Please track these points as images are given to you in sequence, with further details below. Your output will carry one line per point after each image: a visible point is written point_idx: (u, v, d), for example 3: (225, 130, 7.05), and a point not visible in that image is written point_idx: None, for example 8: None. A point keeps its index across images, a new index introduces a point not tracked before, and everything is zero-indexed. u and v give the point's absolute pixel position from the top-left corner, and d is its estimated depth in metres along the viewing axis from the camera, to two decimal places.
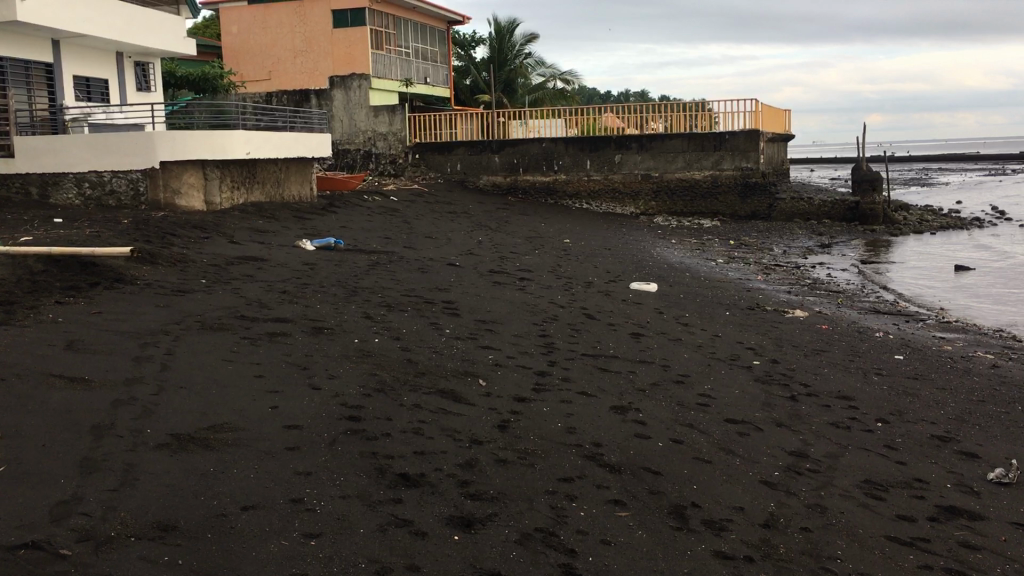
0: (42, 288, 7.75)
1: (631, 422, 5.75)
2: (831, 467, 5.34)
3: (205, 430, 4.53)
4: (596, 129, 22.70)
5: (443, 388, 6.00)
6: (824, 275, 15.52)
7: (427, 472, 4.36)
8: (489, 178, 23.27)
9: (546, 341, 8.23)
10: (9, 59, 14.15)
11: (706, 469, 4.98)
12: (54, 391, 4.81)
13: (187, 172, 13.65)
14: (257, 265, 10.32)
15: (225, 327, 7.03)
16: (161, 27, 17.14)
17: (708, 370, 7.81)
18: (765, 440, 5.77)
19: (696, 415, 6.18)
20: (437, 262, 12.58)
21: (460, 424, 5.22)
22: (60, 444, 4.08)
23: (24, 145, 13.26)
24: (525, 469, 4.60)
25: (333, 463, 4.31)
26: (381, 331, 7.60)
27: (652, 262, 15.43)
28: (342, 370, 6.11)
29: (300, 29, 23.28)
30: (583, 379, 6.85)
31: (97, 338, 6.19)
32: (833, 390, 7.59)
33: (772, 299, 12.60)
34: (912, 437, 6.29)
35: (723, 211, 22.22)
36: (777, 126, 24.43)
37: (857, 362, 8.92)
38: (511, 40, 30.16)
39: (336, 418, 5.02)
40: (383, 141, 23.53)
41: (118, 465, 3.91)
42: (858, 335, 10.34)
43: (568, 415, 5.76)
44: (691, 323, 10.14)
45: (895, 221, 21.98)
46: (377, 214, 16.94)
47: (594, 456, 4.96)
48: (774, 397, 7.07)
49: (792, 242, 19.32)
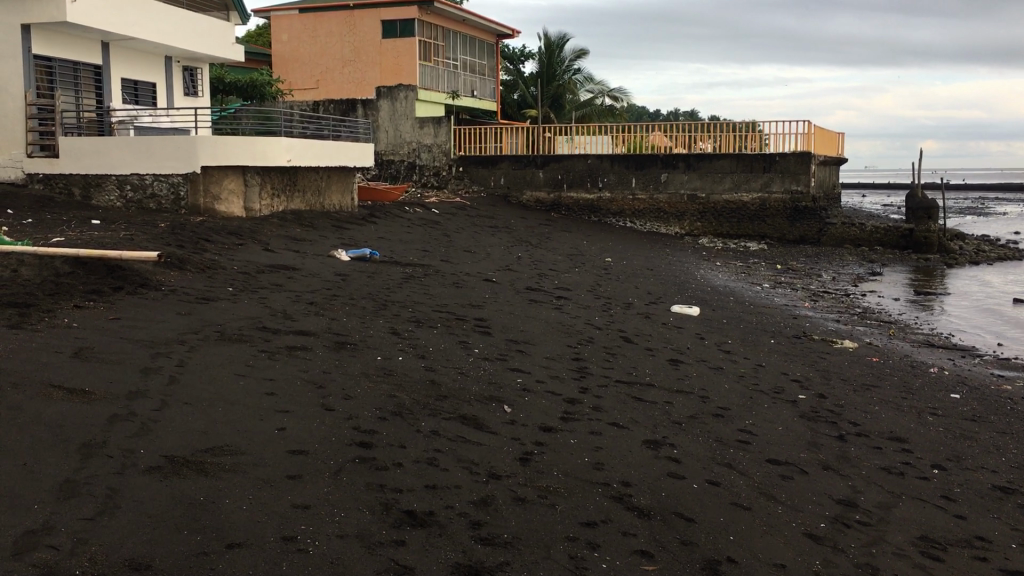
0: (64, 291, 7.55)
1: (664, 460, 5.33)
2: (883, 521, 4.86)
3: (202, 453, 4.22)
4: (642, 147, 22.37)
5: (465, 414, 5.63)
6: (874, 304, 14.89)
7: (437, 510, 4.00)
8: (533, 193, 22.94)
9: (580, 365, 7.82)
10: (58, 60, 14.15)
11: (744, 517, 4.55)
12: (49, 403, 4.53)
13: (227, 178, 13.33)
14: (288, 275, 10.08)
15: (244, 338, 6.75)
16: (210, 33, 17.10)
17: (750, 403, 7.34)
18: (811, 485, 5.31)
19: (736, 454, 5.73)
20: (473, 277, 12.25)
21: (478, 455, 4.85)
22: (44, 464, 3.81)
23: (70, 146, 13.27)
24: (545, 510, 4.21)
25: (335, 496, 3.96)
26: (406, 349, 7.26)
27: (695, 285, 14.98)
28: (360, 390, 5.77)
29: (349, 39, 23.25)
30: (616, 409, 6.43)
31: (109, 346, 5.94)
32: (884, 430, 7.09)
33: (819, 328, 12.07)
34: (972, 488, 5.77)
35: (771, 234, 21.61)
36: (828, 149, 23.80)
37: (910, 399, 8.37)
38: (561, 55, 29.84)
39: (345, 443, 4.68)
40: (427, 153, 23.35)
41: (100, 490, 3.63)
42: (910, 370, 9.77)
43: (598, 448, 5.37)
44: (734, 350, 9.65)
45: (951, 251, 21.19)
46: (416, 226, 16.70)
47: (622, 497, 4.54)
48: (821, 436, 6.58)
49: (842, 269, 18.69)
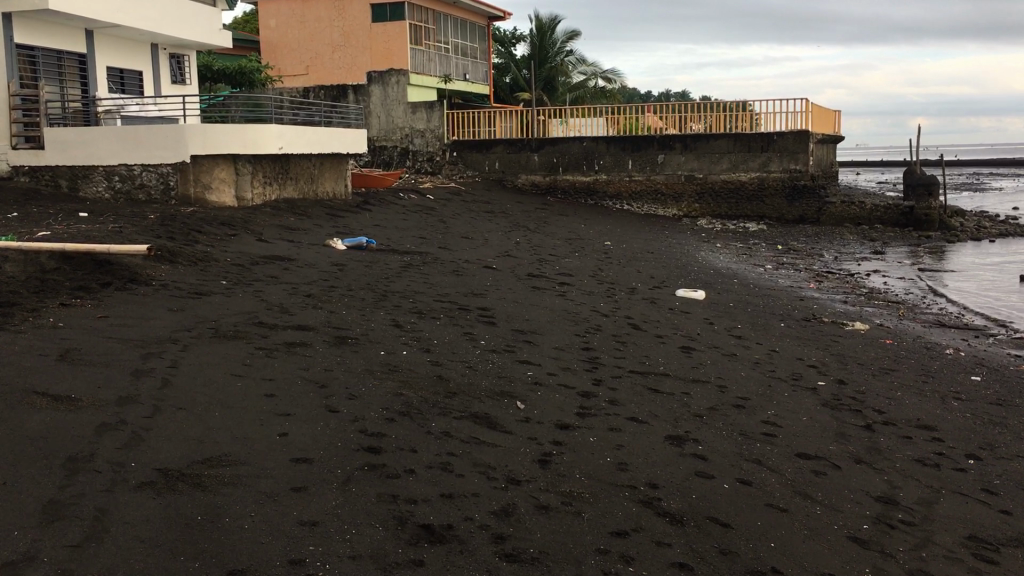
0: (49, 288, 7.20)
1: (690, 458, 5.01)
2: (928, 519, 4.56)
3: (199, 465, 3.89)
4: (638, 128, 21.96)
5: (477, 412, 5.31)
6: (879, 283, 14.57)
7: (456, 523, 3.68)
8: (528, 177, 22.54)
9: (590, 355, 7.50)
10: (41, 49, 13.69)
11: (783, 521, 4.24)
12: (34, 412, 4.21)
13: (217, 166, 12.86)
14: (284, 266, 9.73)
15: (239, 335, 6.40)
16: (197, 18, 16.64)
17: (770, 392, 7.03)
18: (846, 481, 5.00)
19: (763, 448, 5.42)
20: (473, 265, 11.90)
21: (494, 458, 4.53)
22: (26, 482, 3.49)
23: (55, 136, 12.86)
24: (572, 519, 3.90)
25: (344, 510, 3.65)
26: (410, 342, 6.92)
27: (697, 267, 14.64)
28: (364, 389, 5.43)
29: (339, 24, 22.82)
30: (633, 403, 6.12)
31: (97, 346, 5.61)
32: (911, 418, 6.79)
33: (828, 309, 11.76)
34: (1012, 480, 5.46)
35: (770, 215, 21.30)
36: (826, 127, 23.47)
37: (930, 383, 8.08)
38: (552, 37, 29.26)
39: (352, 448, 4.36)
40: (420, 138, 22.92)
41: (88, 511, 3.32)
42: (926, 352, 9.47)
43: (619, 447, 5.04)
44: (745, 336, 9.34)
45: (952, 227, 20.88)
46: (412, 212, 16.34)
47: (652, 502, 4.23)
48: (847, 427, 6.27)
49: (844, 248, 18.35)
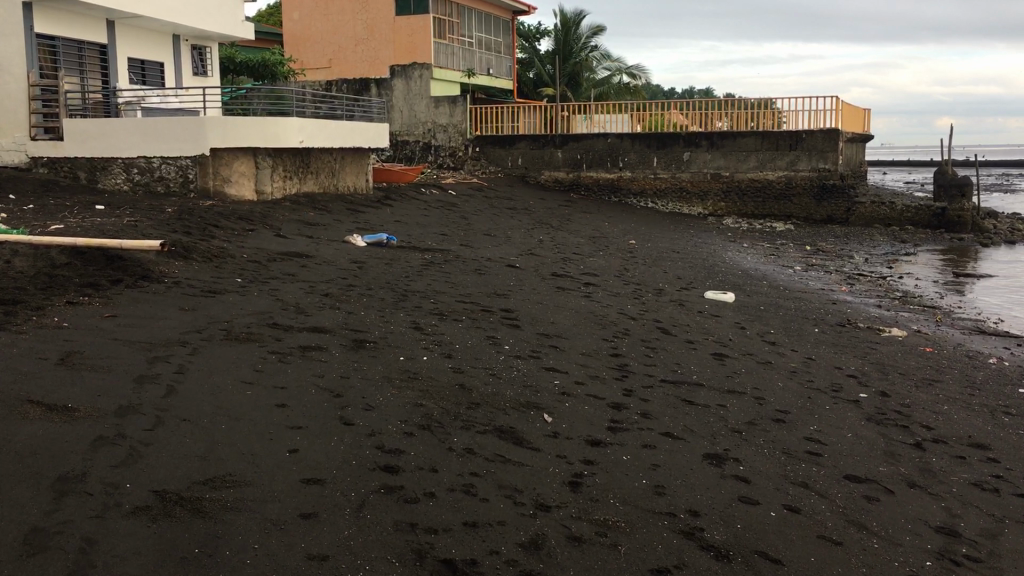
0: (58, 285, 6.92)
1: (732, 480, 4.64)
2: (995, 554, 4.17)
3: (200, 486, 3.57)
4: (663, 125, 21.47)
5: (502, 426, 4.96)
6: (912, 287, 14.08)
7: (481, 559, 3.34)
8: (551, 174, 22.13)
9: (619, 362, 7.12)
10: (62, 39, 13.50)
11: (838, 557, 3.87)
12: (25, 424, 3.91)
13: (237, 160, 12.60)
14: (302, 262, 9.42)
15: (252, 338, 6.08)
16: (220, 10, 16.39)
17: (810, 405, 6.63)
18: (902, 509, 4.61)
19: (809, 470, 5.04)
20: (494, 263, 11.54)
21: (521, 480, 4.17)
22: (8, 507, 3.19)
23: (74, 127, 12.61)
24: (607, 553, 3.55)
25: (358, 541, 3.32)
26: (430, 347, 6.58)
27: (725, 268, 14.23)
28: (381, 399, 5.08)
29: (363, 17, 22.62)
30: (668, 416, 5.74)
31: (101, 349, 5.31)
32: (961, 435, 6.37)
33: (862, 314, 11.31)
34: None
35: (797, 214, 20.78)
36: (855, 125, 22.93)
37: (979, 396, 7.64)
38: (577, 33, 28.84)
39: (366, 468, 4.02)
40: (443, 133, 22.60)
41: (73, 543, 3.02)
42: (969, 362, 9.01)
43: (655, 467, 4.67)
44: (779, 342, 8.94)
45: (986, 229, 20.27)
46: (433, 208, 16.00)
47: (693, 533, 3.87)
48: (896, 445, 5.86)
49: (873, 250, 17.87)
